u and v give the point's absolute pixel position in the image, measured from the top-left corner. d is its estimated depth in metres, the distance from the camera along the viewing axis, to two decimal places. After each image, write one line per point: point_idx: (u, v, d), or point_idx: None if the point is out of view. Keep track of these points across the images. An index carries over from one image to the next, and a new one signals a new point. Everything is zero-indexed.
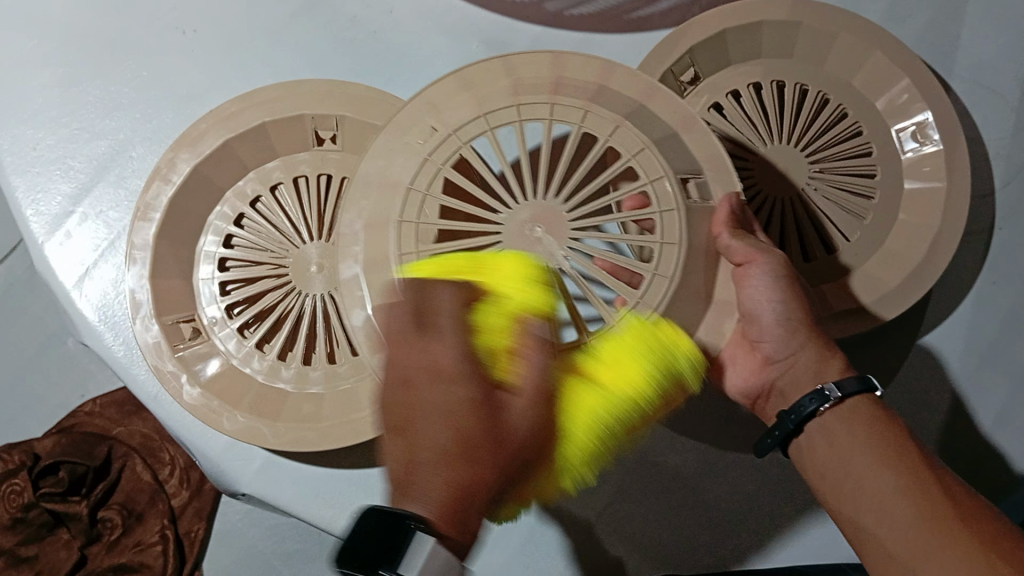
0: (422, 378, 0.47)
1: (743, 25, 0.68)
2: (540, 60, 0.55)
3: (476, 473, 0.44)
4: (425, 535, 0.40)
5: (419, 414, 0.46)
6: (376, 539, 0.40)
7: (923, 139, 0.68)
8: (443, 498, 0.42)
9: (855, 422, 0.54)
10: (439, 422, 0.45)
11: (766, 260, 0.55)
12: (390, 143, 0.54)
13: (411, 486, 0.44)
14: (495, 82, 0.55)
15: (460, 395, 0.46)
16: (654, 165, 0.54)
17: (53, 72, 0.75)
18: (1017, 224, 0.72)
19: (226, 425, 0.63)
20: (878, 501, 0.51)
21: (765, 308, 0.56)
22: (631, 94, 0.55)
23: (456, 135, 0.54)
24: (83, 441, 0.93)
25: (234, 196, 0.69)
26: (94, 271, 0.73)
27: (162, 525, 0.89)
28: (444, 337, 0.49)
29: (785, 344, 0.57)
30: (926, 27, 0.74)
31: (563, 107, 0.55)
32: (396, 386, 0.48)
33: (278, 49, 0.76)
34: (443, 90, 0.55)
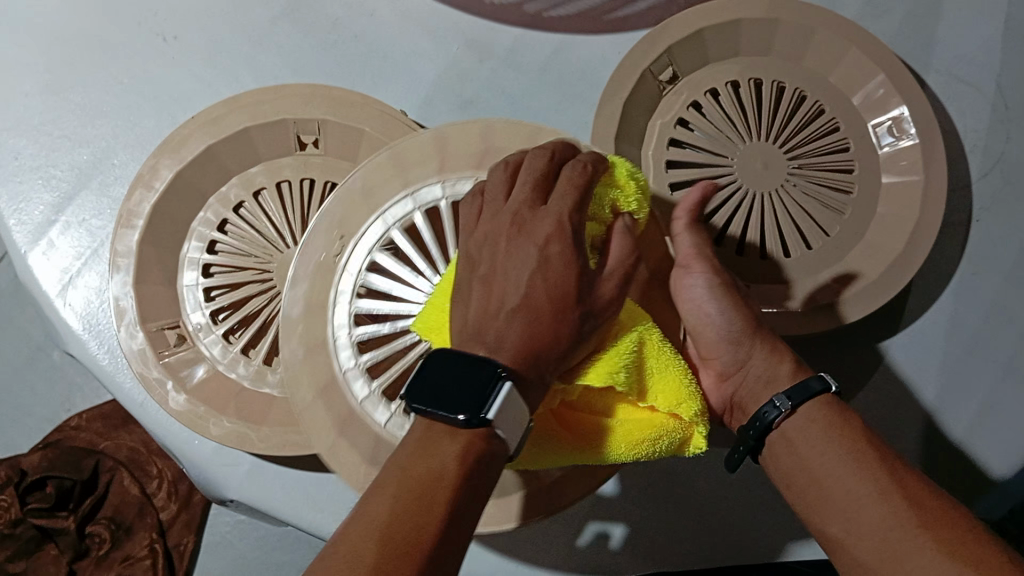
0: (504, 238, 0.49)
1: (718, 23, 0.69)
2: (422, 145, 0.56)
3: (559, 324, 0.47)
4: (509, 383, 0.43)
5: (506, 268, 0.49)
6: (461, 390, 0.43)
7: (900, 132, 0.69)
8: (517, 337, 0.46)
9: (813, 429, 0.52)
10: (529, 273, 0.48)
11: (704, 269, 0.56)
12: (303, 276, 0.56)
13: (488, 331, 0.47)
14: (383, 182, 0.56)
15: (550, 242, 0.48)
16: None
17: (36, 82, 0.75)
18: (995, 216, 0.73)
19: (212, 430, 0.64)
20: (847, 512, 0.50)
21: (709, 316, 0.57)
22: (517, 146, 0.56)
23: (360, 242, 0.55)
24: (69, 453, 0.91)
25: (218, 202, 0.69)
26: (77, 280, 0.73)
27: (150, 538, 0.89)
28: (563, 188, 0.49)
29: (734, 356, 0.57)
30: (901, 23, 0.75)
31: (455, 180, 0.55)
32: (472, 246, 0.50)
33: (261, 55, 0.76)
34: (335, 209, 0.56)
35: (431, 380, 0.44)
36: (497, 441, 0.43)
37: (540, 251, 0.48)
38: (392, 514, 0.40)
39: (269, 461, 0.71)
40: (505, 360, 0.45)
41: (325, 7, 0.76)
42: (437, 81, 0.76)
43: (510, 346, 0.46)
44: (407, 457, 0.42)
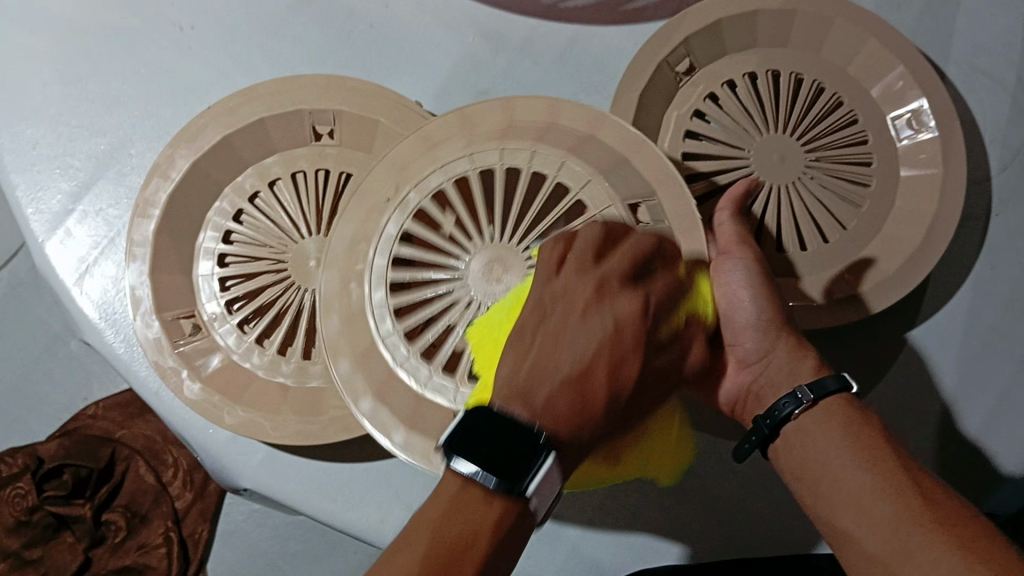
0: (582, 303, 0.50)
1: (735, 15, 0.69)
2: (487, 109, 0.55)
3: (602, 405, 0.48)
4: (552, 458, 0.44)
5: (569, 331, 0.49)
6: (501, 454, 0.43)
7: (919, 126, 0.68)
8: (565, 405, 0.46)
9: (832, 425, 0.52)
10: (592, 342, 0.49)
11: (740, 260, 0.56)
12: (350, 223, 0.56)
13: (534, 393, 0.46)
14: (450, 138, 0.55)
15: (623, 328, 0.49)
16: (601, 196, 0.53)
17: (52, 71, 0.75)
18: (1013, 210, 0.72)
19: (226, 420, 0.64)
20: (858, 505, 0.49)
21: (741, 307, 0.57)
22: (579, 126, 0.54)
23: (418, 197, 0.55)
24: (85, 442, 0.92)
25: (233, 192, 0.69)
26: (94, 269, 0.73)
27: (165, 527, 0.90)
28: (649, 290, 0.51)
29: (759, 345, 0.57)
30: (919, 16, 0.74)
31: (513, 150, 0.54)
32: (547, 299, 0.50)
33: (276, 45, 0.76)
34: (403, 154, 0.56)
35: (468, 435, 0.43)
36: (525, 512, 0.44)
37: (615, 330, 0.49)
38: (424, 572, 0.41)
39: (284, 450, 0.71)
40: (546, 424, 0.45)
41: None
42: (453, 70, 0.75)
43: (553, 414, 0.46)
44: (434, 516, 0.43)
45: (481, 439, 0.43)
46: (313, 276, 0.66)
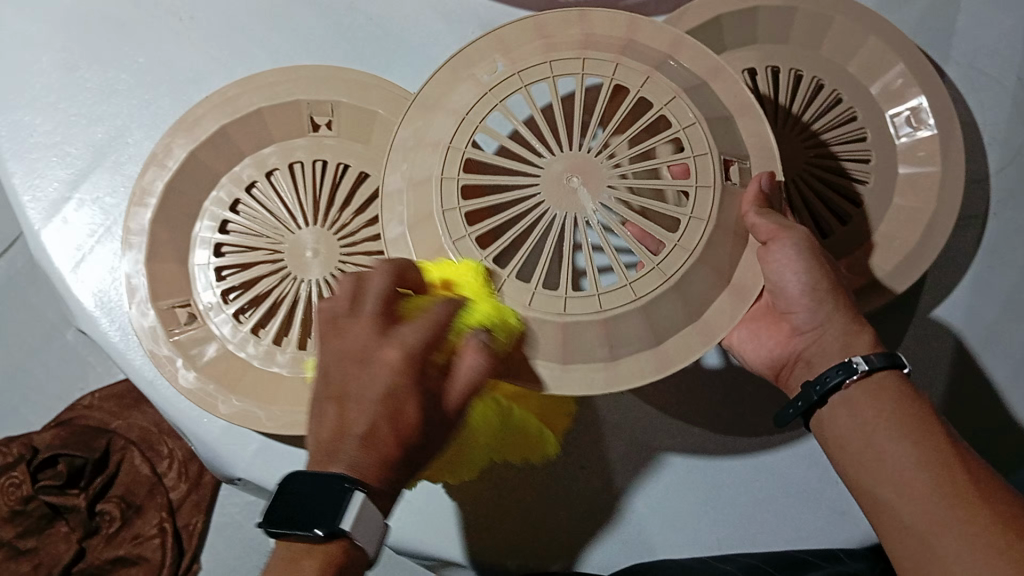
0: (349, 359, 0.46)
1: (737, 10, 0.68)
2: (614, 21, 0.56)
3: (403, 448, 0.44)
4: (362, 494, 0.42)
5: (349, 392, 0.45)
6: (310, 505, 0.42)
7: (917, 124, 0.68)
8: (369, 462, 0.43)
9: (882, 396, 0.52)
10: (368, 398, 0.44)
11: (790, 235, 0.53)
12: (458, 81, 0.56)
13: (336, 455, 0.43)
14: (569, 41, 0.55)
15: (392, 367, 0.45)
16: (701, 140, 0.53)
17: (51, 58, 0.75)
18: (1012, 209, 0.72)
19: (222, 410, 0.64)
20: (898, 476, 0.49)
21: (791, 279, 0.54)
22: (692, 70, 0.55)
23: (526, 83, 0.55)
24: (81, 432, 0.92)
25: (230, 181, 0.69)
26: (90, 257, 0.73)
27: (160, 518, 0.90)
28: (419, 322, 0.47)
29: (813, 315, 0.56)
30: (923, 14, 0.74)
31: (626, 68, 0.54)
32: (328, 361, 0.47)
33: (276, 35, 0.76)
34: (519, 39, 0.56)
35: (288, 496, 0.44)
36: (356, 550, 0.44)
37: (388, 374, 0.45)
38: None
39: (279, 440, 0.71)
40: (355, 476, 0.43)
41: None
42: None
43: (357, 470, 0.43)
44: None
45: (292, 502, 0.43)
46: (310, 267, 0.66)
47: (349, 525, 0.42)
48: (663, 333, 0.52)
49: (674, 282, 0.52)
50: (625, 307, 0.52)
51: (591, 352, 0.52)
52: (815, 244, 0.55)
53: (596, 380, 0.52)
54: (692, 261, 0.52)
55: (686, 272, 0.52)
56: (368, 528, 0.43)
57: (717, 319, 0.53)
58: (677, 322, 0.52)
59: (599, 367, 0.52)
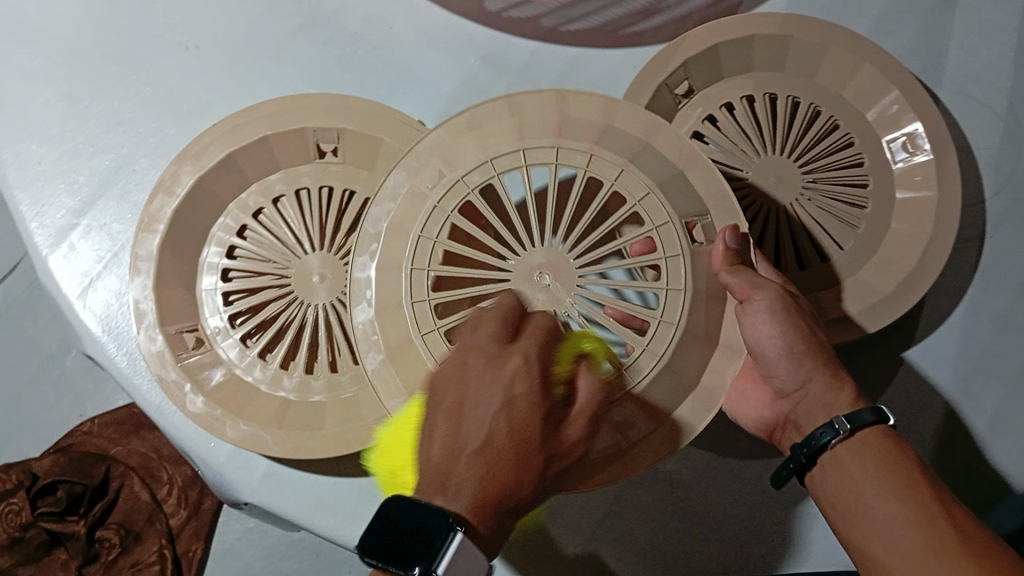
0: (467, 374, 0.48)
1: (734, 40, 0.69)
2: (545, 102, 0.56)
3: (513, 471, 0.45)
4: (462, 534, 0.43)
5: (465, 409, 0.47)
6: (411, 541, 0.43)
7: (913, 148, 0.69)
8: (483, 479, 0.44)
9: (864, 454, 0.53)
10: (493, 412, 0.46)
11: (766, 295, 0.55)
12: (394, 198, 0.55)
13: (449, 476, 0.45)
14: (500, 123, 0.56)
15: (515, 383, 0.47)
16: (659, 209, 0.54)
17: (58, 88, 0.77)
18: (1006, 233, 0.74)
19: (228, 434, 0.63)
20: (888, 536, 0.51)
21: (768, 343, 0.56)
22: (634, 134, 0.55)
23: (464, 180, 0.55)
24: (80, 459, 0.91)
25: (237, 208, 0.70)
26: (97, 283, 0.74)
27: (159, 544, 0.89)
28: (530, 334, 0.49)
29: (795, 376, 0.57)
30: (914, 43, 0.75)
31: (569, 149, 0.55)
32: (436, 380, 0.49)
33: (279, 65, 0.77)
34: (447, 136, 0.56)
35: (396, 515, 0.45)
36: None
37: (505, 393, 0.46)
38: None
39: (285, 465, 0.71)
40: (456, 507, 0.44)
41: (346, 17, 0.78)
42: (455, 91, 0.77)
43: (472, 491, 0.44)
44: None
45: (394, 528, 0.44)
46: (316, 292, 0.67)
47: (442, 567, 0.42)
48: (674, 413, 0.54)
49: (665, 361, 0.53)
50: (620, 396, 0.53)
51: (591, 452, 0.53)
52: (792, 302, 0.56)
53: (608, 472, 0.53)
54: (679, 335, 0.53)
55: (676, 348, 0.53)
56: (465, 569, 0.43)
57: (716, 386, 0.54)
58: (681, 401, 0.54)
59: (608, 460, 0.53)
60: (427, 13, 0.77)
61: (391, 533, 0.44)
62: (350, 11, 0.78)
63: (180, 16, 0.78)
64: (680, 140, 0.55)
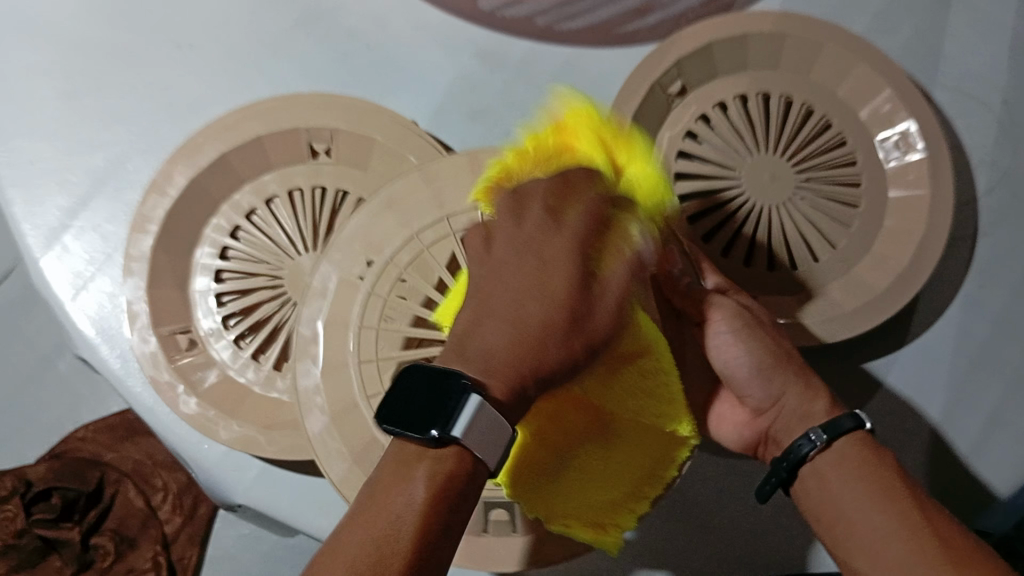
0: (513, 248, 0.48)
1: (727, 39, 0.69)
2: (456, 172, 0.59)
3: (545, 344, 0.45)
4: (479, 396, 0.42)
5: (498, 276, 0.48)
6: (428, 405, 0.43)
7: (906, 147, 0.69)
8: (509, 348, 0.45)
9: (844, 465, 0.52)
10: (527, 279, 0.47)
11: (723, 314, 0.57)
12: (329, 297, 0.58)
13: (475, 343, 0.45)
14: (414, 200, 0.59)
15: (559, 258, 0.47)
16: None
17: (53, 85, 0.77)
18: (1001, 231, 0.73)
19: (222, 435, 0.64)
20: (871, 548, 0.50)
21: (736, 362, 0.57)
22: None
23: (394, 260, 0.58)
24: (74, 464, 0.91)
25: (230, 208, 0.69)
26: (90, 284, 0.74)
27: (155, 551, 0.88)
28: (579, 213, 0.50)
29: (768, 392, 0.57)
30: (909, 40, 0.75)
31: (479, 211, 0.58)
32: (479, 255, 0.50)
33: (272, 64, 0.77)
34: (368, 224, 0.59)
35: (403, 396, 0.44)
36: (467, 457, 0.43)
37: (543, 266, 0.47)
38: (352, 560, 0.40)
39: (279, 466, 0.71)
40: (479, 376, 0.44)
41: (342, 18, 0.77)
42: (450, 91, 0.77)
43: (487, 359, 0.45)
44: (375, 484, 0.43)
45: (412, 398, 0.44)
46: (311, 292, 0.66)
47: (460, 429, 0.42)
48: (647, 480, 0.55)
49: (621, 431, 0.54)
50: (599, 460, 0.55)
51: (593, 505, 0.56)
52: (751, 316, 0.57)
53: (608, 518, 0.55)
54: None
55: None
56: (483, 433, 0.43)
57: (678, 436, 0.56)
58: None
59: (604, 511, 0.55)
60: (422, 13, 0.77)
61: (410, 402, 0.44)
62: (346, 10, 0.77)
63: (174, 16, 0.78)
64: None
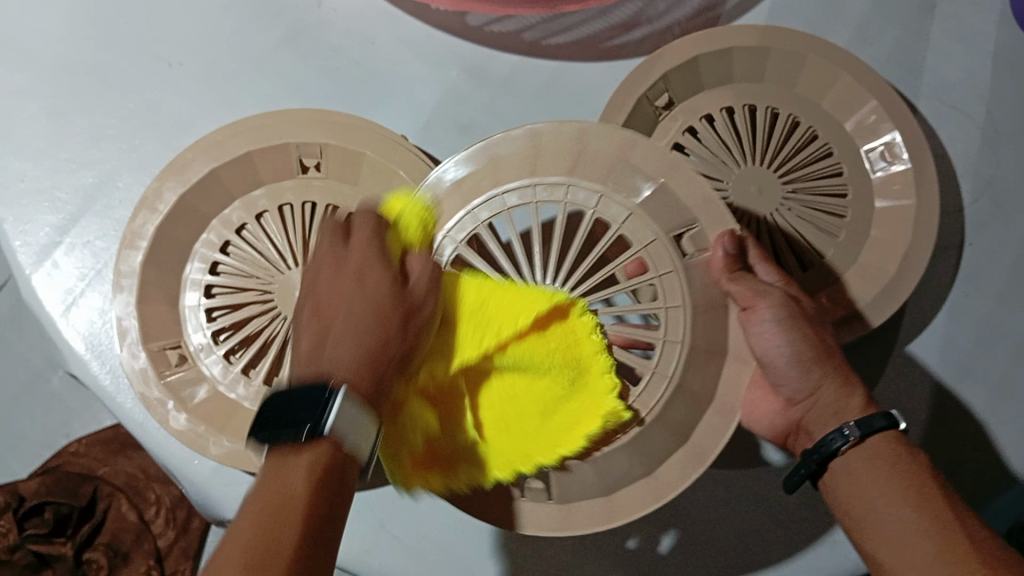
0: (332, 279, 0.53)
1: (712, 52, 0.70)
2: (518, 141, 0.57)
3: (383, 346, 0.50)
4: (342, 395, 0.46)
5: (331, 303, 0.52)
6: (300, 410, 0.46)
7: (891, 157, 0.70)
8: (354, 359, 0.49)
9: (878, 460, 0.53)
10: (354, 301, 0.52)
11: (767, 303, 0.57)
12: None
13: (320, 362, 0.49)
14: (477, 175, 0.57)
15: (367, 278, 0.53)
16: (643, 231, 0.55)
17: (42, 105, 0.78)
18: (986, 238, 0.74)
19: (211, 450, 0.65)
20: (899, 542, 0.51)
21: (776, 351, 0.57)
22: (611, 152, 0.56)
23: (449, 237, 0.57)
24: (68, 480, 0.90)
25: (220, 224, 0.69)
26: (81, 300, 0.75)
27: (147, 565, 0.87)
28: (359, 228, 0.55)
29: (805, 383, 0.57)
30: (891, 52, 0.76)
31: (536, 188, 0.56)
32: (312, 287, 0.54)
33: (259, 79, 0.78)
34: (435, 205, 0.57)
35: (272, 411, 0.46)
36: (342, 450, 0.45)
37: (361, 286, 0.52)
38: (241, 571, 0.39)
39: None
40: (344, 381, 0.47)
41: (329, 33, 0.78)
42: (438, 105, 0.77)
43: (340, 368, 0.48)
44: (258, 483, 0.44)
45: (281, 411, 0.46)
46: None
47: (329, 422, 0.45)
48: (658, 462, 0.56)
49: (656, 412, 0.55)
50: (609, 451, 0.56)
51: (591, 516, 0.56)
52: (795, 308, 0.58)
53: (600, 516, 0.56)
54: (670, 389, 0.55)
55: (666, 401, 0.55)
56: (349, 424, 0.46)
57: (706, 441, 0.54)
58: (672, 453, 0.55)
59: (599, 503, 0.56)
60: (409, 28, 0.77)
61: (280, 414, 0.46)
62: (333, 26, 0.78)
63: (162, 34, 0.78)
64: (654, 151, 0.55)
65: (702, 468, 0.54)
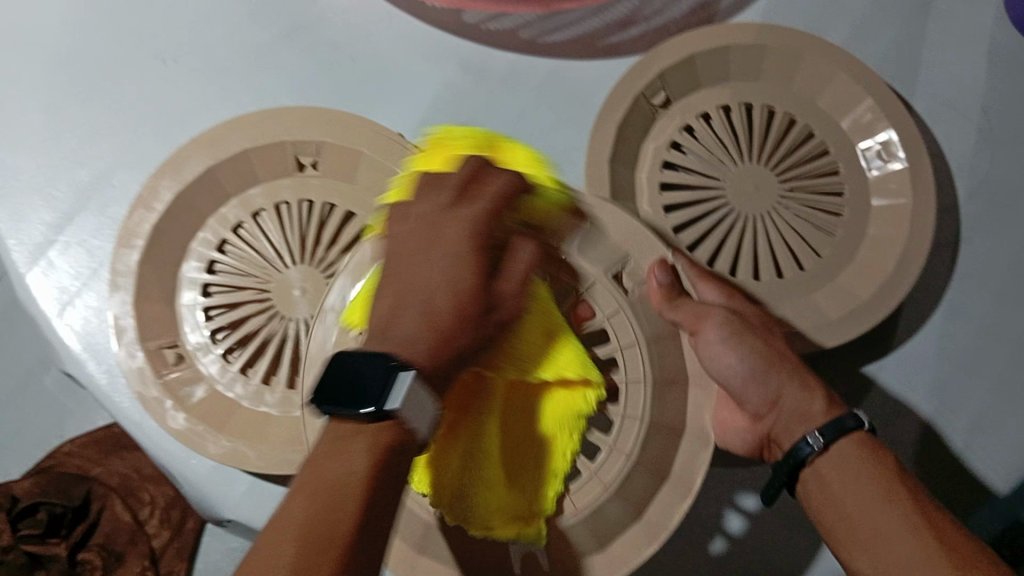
0: (421, 241, 0.54)
1: (708, 50, 0.70)
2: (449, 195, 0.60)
3: (450, 327, 0.51)
4: (408, 376, 0.45)
5: (413, 267, 0.54)
6: (365, 384, 0.45)
7: (886, 157, 0.70)
8: (421, 338, 0.50)
9: (846, 466, 0.53)
10: (435, 271, 0.53)
11: (712, 323, 0.57)
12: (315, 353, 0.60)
13: (390, 330, 0.50)
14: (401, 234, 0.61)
15: (454, 249, 0.53)
16: (588, 270, 0.58)
17: (38, 102, 0.78)
18: (981, 236, 0.74)
19: (210, 449, 0.64)
20: (872, 547, 0.51)
21: (730, 370, 0.58)
22: (543, 202, 0.58)
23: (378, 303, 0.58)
24: (60, 479, 0.86)
25: (216, 222, 0.69)
26: (76, 300, 0.74)
27: (142, 566, 0.84)
28: (484, 191, 0.55)
29: (766, 396, 0.57)
30: (887, 50, 0.76)
31: None
32: (397, 246, 0.56)
33: (256, 76, 0.77)
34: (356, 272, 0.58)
35: (337, 379, 0.46)
36: (406, 429, 0.45)
37: (444, 256, 0.53)
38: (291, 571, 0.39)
39: None
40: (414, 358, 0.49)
41: (326, 30, 0.78)
42: (435, 103, 0.77)
43: (407, 342, 0.49)
44: (320, 460, 0.44)
45: (350, 380, 0.45)
46: (298, 306, 0.67)
47: (396, 401, 0.44)
48: (645, 504, 0.56)
49: (633, 456, 0.57)
50: (599, 498, 0.57)
51: (619, 558, 0.55)
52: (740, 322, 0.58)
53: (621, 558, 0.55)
54: (644, 428, 0.57)
55: (642, 441, 0.57)
56: (412, 408, 0.45)
57: (686, 470, 0.55)
58: (656, 489, 0.55)
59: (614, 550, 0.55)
60: (407, 25, 0.77)
61: (349, 382, 0.45)
62: (331, 22, 0.78)
63: (160, 30, 0.78)
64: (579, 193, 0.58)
65: (689, 497, 0.54)
